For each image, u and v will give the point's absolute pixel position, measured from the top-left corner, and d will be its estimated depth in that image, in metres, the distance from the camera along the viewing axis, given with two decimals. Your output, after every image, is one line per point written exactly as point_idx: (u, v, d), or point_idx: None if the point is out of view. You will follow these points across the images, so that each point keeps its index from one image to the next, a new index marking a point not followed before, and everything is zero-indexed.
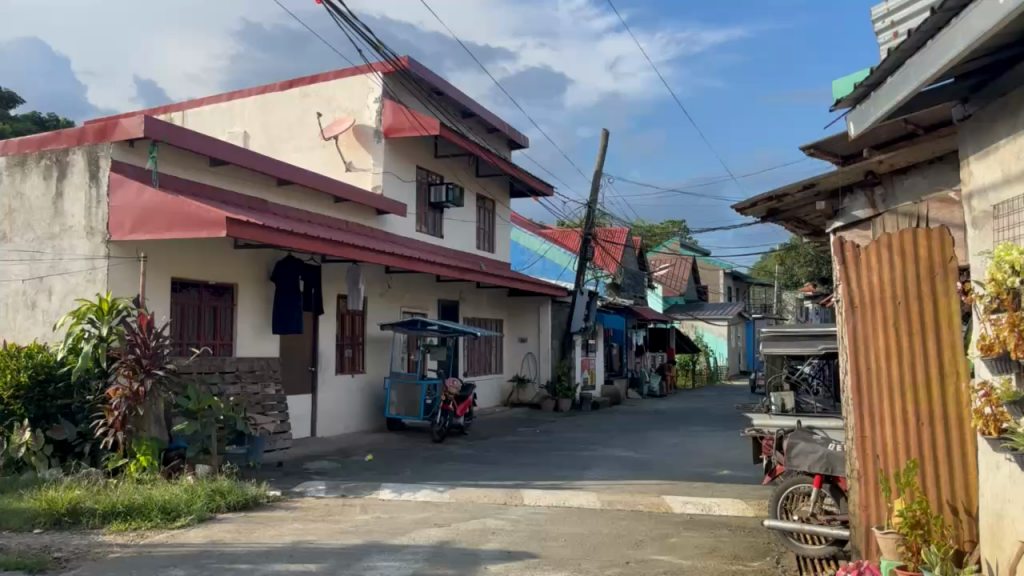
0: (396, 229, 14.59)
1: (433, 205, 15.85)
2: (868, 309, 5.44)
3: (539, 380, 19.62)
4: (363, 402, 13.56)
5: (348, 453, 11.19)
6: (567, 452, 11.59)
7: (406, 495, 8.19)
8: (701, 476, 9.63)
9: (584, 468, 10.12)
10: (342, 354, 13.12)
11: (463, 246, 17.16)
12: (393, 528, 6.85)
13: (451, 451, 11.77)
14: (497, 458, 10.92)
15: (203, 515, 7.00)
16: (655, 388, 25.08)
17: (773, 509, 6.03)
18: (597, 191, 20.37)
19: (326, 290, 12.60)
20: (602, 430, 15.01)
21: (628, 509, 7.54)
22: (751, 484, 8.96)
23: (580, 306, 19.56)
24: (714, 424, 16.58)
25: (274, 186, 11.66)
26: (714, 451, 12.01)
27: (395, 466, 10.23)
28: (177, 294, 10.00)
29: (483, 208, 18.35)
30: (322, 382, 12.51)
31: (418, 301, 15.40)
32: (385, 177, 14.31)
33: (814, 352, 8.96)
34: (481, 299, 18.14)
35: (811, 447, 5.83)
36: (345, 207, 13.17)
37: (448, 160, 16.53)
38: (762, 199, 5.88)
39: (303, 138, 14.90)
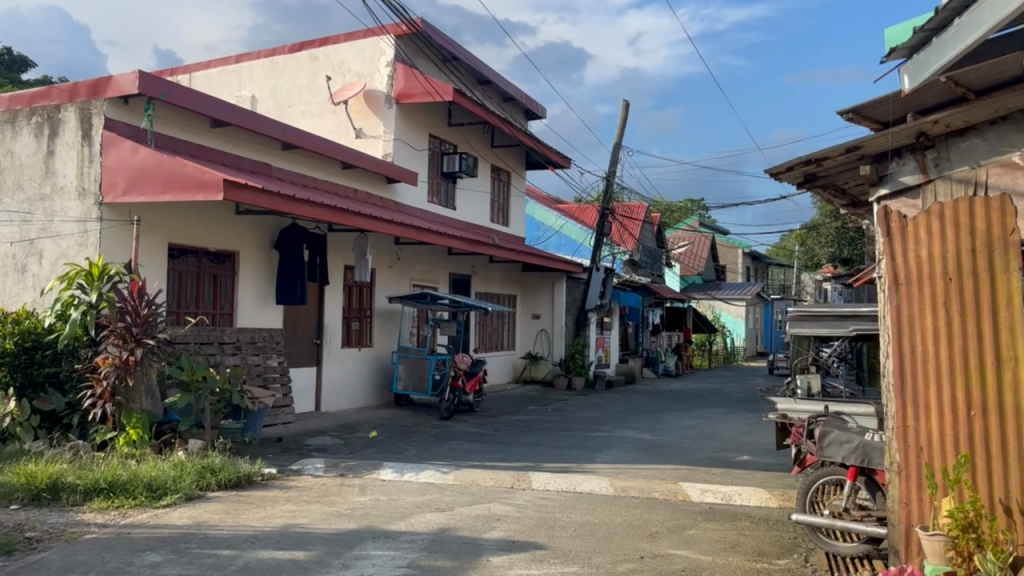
0: (407, 198, 14.10)
1: (445, 174, 15.34)
2: (915, 285, 4.90)
3: (552, 357, 18.95)
4: (370, 376, 13.15)
5: (351, 429, 10.78)
6: (579, 433, 11.12)
7: (408, 476, 7.74)
8: (719, 462, 9.15)
9: (596, 450, 9.65)
10: (348, 326, 12.70)
11: (476, 219, 16.64)
12: (391, 512, 6.42)
13: (459, 429, 11.35)
14: (506, 437, 10.49)
15: (191, 493, 6.64)
16: (671, 368, 24.60)
17: (802, 502, 5.53)
18: (615, 165, 19.77)
19: (333, 260, 12.17)
20: (615, 410, 14.55)
21: (643, 496, 7.08)
22: (773, 472, 8.47)
23: (596, 283, 19.03)
24: (733, 406, 16.07)
25: (279, 150, 11.22)
26: (732, 435, 11.51)
27: (399, 444, 9.81)
28: (175, 261, 9.62)
29: (498, 180, 17.81)
30: (327, 356, 12.10)
31: (428, 274, 14.95)
32: (396, 144, 13.80)
33: (846, 334, 8.41)
34: (494, 274, 17.67)
35: (846, 436, 5.32)
36: (353, 174, 12.71)
37: (463, 129, 15.98)
38: (799, 163, 5.32)
39: (312, 103, 14.41)
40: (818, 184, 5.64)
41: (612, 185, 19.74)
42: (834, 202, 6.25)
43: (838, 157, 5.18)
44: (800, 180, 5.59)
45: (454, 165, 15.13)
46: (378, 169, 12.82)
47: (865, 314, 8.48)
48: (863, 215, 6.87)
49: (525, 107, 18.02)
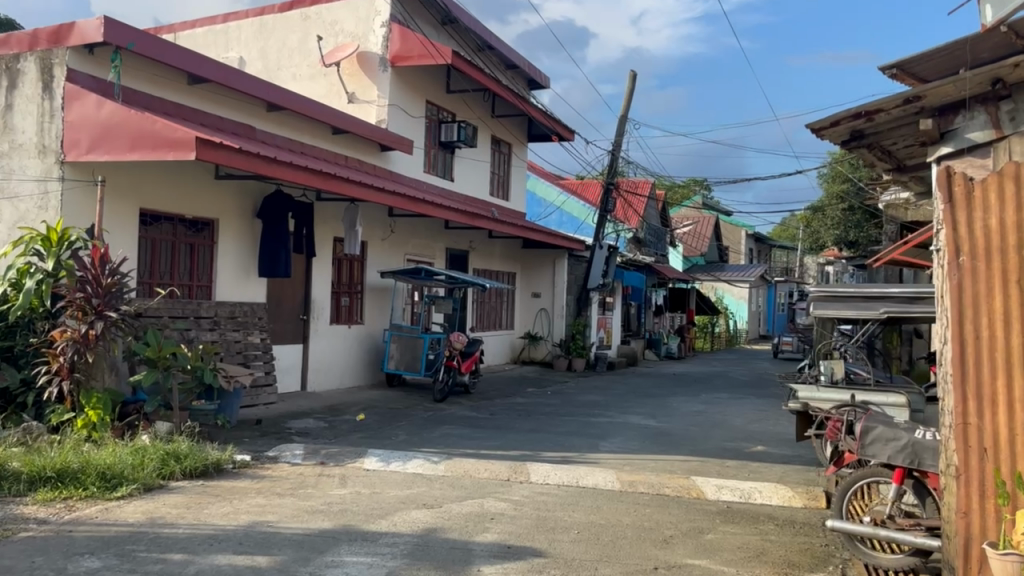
0: (402, 167, 13.36)
1: (443, 144, 14.60)
2: (983, 259, 4.16)
3: (553, 338, 18.25)
4: (360, 355, 12.47)
5: (338, 411, 10.09)
6: (580, 418, 10.44)
7: (393, 465, 7.05)
8: (732, 452, 8.47)
9: (599, 438, 8.97)
10: (338, 302, 12.00)
11: (475, 191, 15.88)
12: (373, 509, 5.73)
13: (453, 412, 10.67)
14: (501, 422, 9.81)
15: (150, 483, 5.97)
16: (673, 350, 23.94)
17: (839, 508, 4.85)
18: (621, 138, 18.99)
19: (322, 231, 11.45)
20: (617, 393, 13.87)
21: (653, 493, 6.41)
22: (793, 465, 7.79)
23: (599, 262, 18.30)
24: (740, 391, 15.37)
25: (263, 112, 10.50)
26: (742, 422, 10.84)
27: (388, 428, 9.13)
28: (147, 228, 8.89)
29: (498, 152, 17.05)
30: (315, 332, 11.40)
31: (424, 249, 14.23)
32: (390, 110, 13.05)
33: (874, 316, 7.69)
34: (493, 250, 16.95)
35: (892, 433, 4.63)
36: (345, 139, 11.98)
37: (462, 96, 15.22)
38: (846, 117, 4.57)
39: (303, 65, 13.64)
40: (866, 142, 4.92)
41: (617, 159, 18.98)
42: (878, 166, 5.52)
43: (893, 110, 4.43)
44: (845, 138, 4.86)
45: (453, 135, 14.36)
46: (371, 136, 12.10)
47: (894, 295, 7.75)
48: (905, 183, 6.13)
49: (528, 76, 17.24)
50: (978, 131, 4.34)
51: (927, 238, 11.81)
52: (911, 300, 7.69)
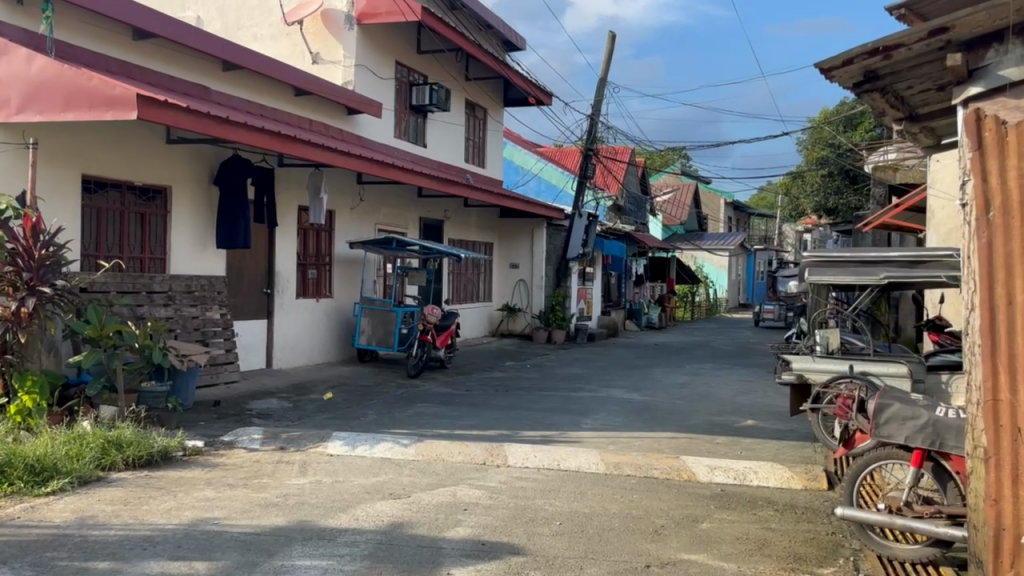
0: (371, 132, 12.70)
1: (414, 107, 13.93)
2: (1017, 214, 3.60)
3: (532, 309, 17.65)
4: (330, 329, 11.88)
5: (304, 390, 9.52)
6: (561, 393, 9.93)
7: (360, 450, 6.51)
8: (721, 428, 8.00)
9: (581, 414, 8.47)
10: (304, 275, 11.39)
11: (450, 158, 15.24)
12: (333, 501, 5.18)
13: (427, 389, 10.12)
14: (477, 399, 9.28)
15: (87, 476, 5.41)
16: (654, 320, 23.57)
17: (849, 494, 4.37)
18: (599, 102, 18.37)
19: (285, 199, 10.81)
20: (599, 366, 13.39)
21: (640, 475, 5.91)
22: (787, 442, 7.33)
23: (578, 230, 17.75)
24: (726, 361, 14.92)
25: (218, 71, 9.82)
26: (729, 395, 10.39)
27: (356, 408, 8.57)
28: (92, 195, 8.24)
29: (473, 116, 16.40)
30: (280, 307, 10.80)
31: (396, 218, 13.61)
32: (357, 71, 12.36)
33: (875, 281, 7.17)
34: (469, 219, 16.34)
35: (911, 411, 4.14)
36: (308, 101, 11.32)
37: (434, 57, 14.53)
38: (860, 54, 4.00)
39: (264, 24, 12.90)
40: (880, 86, 4.36)
41: (596, 124, 18.37)
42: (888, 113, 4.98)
43: (915, 44, 3.88)
44: (858, 79, 4.31)
45: (425, 98, 13.77)
46: (336, 98, 11.44)
47: (893, 259, 7.28)
48: (911, 136, 5.62)
49: (503, 37, 16.55)
50: (1012, 67, 3.79)
51: (919, 200, 11.36)
52: (910, 264, 7.24)
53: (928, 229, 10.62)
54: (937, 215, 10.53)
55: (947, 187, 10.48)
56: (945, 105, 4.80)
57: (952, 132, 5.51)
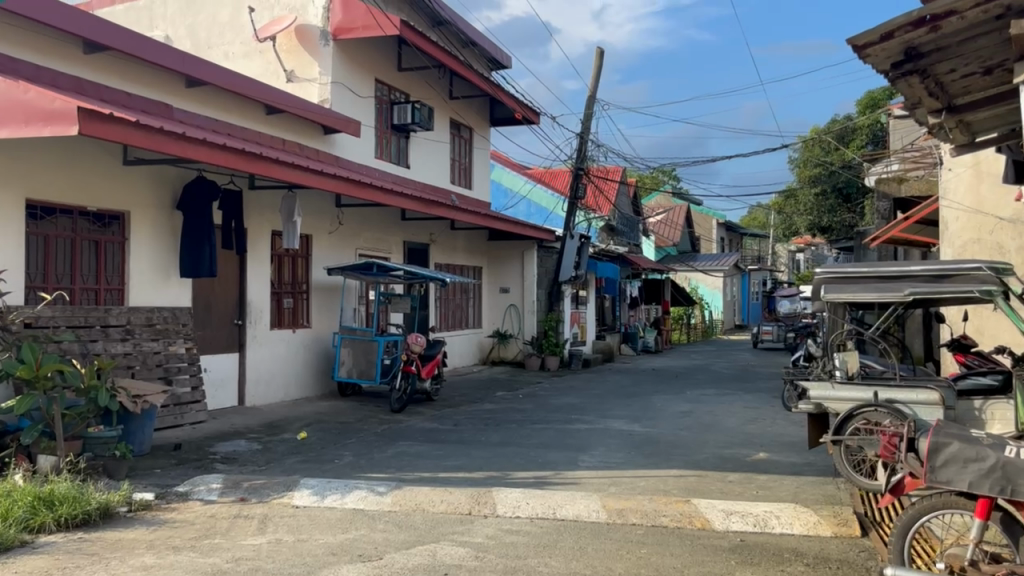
0: (349, 152, 12.07)
1: (396, 127, 13.33)
2: None
3: (524, 335, 16.91)
4: (309, 362, 11.18)
5: (276, 430, 8.81)
6: (555, 426, 9.21)
7: (330, 500, 5.79)
8: (732, 462, 7.29)
9: (578, 450, 7.76)
10: (279, 305, 10.70)
11: (435, 179, 14.62)
12: (293, 566, 4.44)
13: (412, 424, 9.39)
14: (464, 435, 8.56)
15: (9, 541, 4.66)
16: (650, 343, 22.91)
17: (898, 551, 3.67)
18: (589, 120, 17.82)
19: (257, 224, 10.16)
20: (595, 394, 12.66)
21: (648, 524, 5.21)
22: (807, 478, 6.64)
23: (570, 252, 17.11)
24: (727, 386, 14.21)
25: (181, 88, 9.22)
26: (735, 423, 9.69)
27: (331, 449, 7.85)
28: (38, 222, 7.56)
29: (459, 137, 15.78)
30: (252, 339, 10.10)
31: (378, 242, 12.93)
32: (334, 88, 11.75)
33: (899, 299, 6.44)
34: (456, 243, 15.67)
35: (973, 451, 3.45)
36: (280, 120, 10.72)
37: (416, 75, 13.95)
38: (904, 24, 3.53)
39: (236, 43, 12.31)
40: (920, 64, 3.88)
41: (586, 143, 17.79)
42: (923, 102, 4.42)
43: (969, 11, 3.41)
44: (897, 58, 3.80)
45: (407, 117, 13.07)
46: (310, 116, 10.84)
47: (916, 273, 6.61)
48: (946, 134, 5.01)
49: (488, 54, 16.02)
50: None
51: (929, 212, 10.73)
52: (935, 279, 6.55)
53: (941, 242, 9.99)
54: (949, 228, 9.91)
55: (959, 198, 9.86)
56: (991, 92, 4.26)
57: (989, 126, 4.91)
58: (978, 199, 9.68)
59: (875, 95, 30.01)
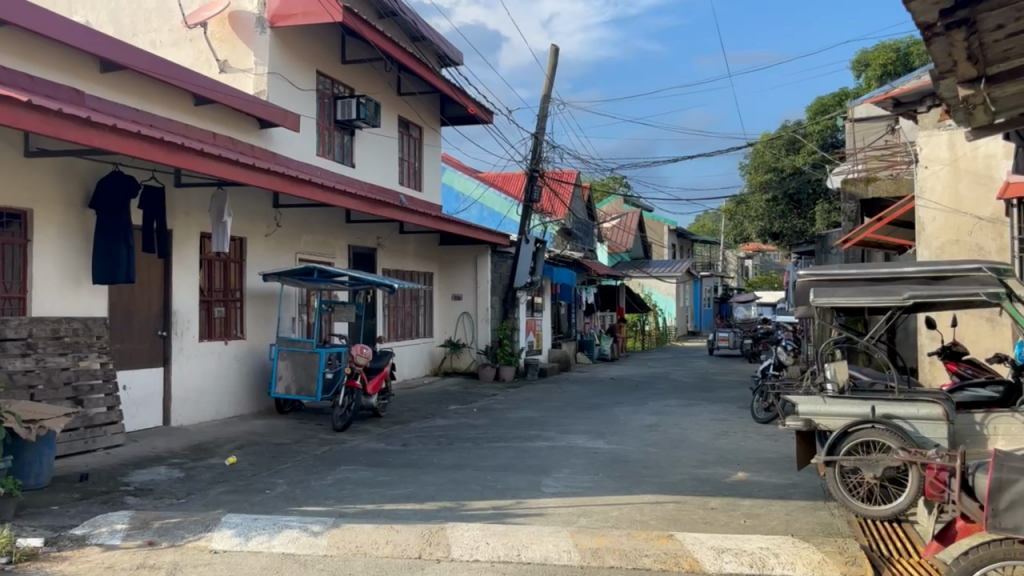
0: (288, 149, 11.20)
1: (340, 123, 12.49)
2: None
3: (477, 344, 16.13)
4: (243, 376, 10.24)
5: (202, 454, 7.87)
6: (513, 445, 8.45)
7: (255, 543, 4.93)
8: (711, 484, 6.60)
9: (540, 474, 6.99)
10: (209, 314, 9.77)
11: (383, 179, 13.78)
12: None
13: (356, 445, 8.52)
14: (414, 458, 7.72)
15: None
16: (606, 351, 22.30)
17: None
18: (544, 119, 17.15)
19: (183, 225, 9.24)
20: (553, 407, 11.91)
21: (628, 568, 4.46)
22: (796, 503, 5.97)
23: (526, 257, 16.34)
24: (689, 397, 13.57)
25: (95, 73, 8.29)
26: (706, 438, 9.02)
27: (262, 477, 6.96)
28: None
29: (407, 135, 14.94)
30: (179, 352, 9.16)
31: (320, 247, 12.03)
32: (271, 79, 10.85)
33: (897, 304, 5.78)
34: (406, 247, 14.83)
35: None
36: (211, 112, 9.83)
37: (361, 68, 13.11)
38: None
39: (164, 30, 11.34)
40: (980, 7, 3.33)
41: (540, 144, 17.12)
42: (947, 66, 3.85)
43: None
44: (946, 4, 3.28)
45: (351, 112, 12.30)
46: (245, 108, 9.98)
47: (910, 276, 6.04)
48: (972, 119, 4.48)
49: (438, 49, 15.25)
50: None
51: (903, 213, 10.31)
52: (930, 282, 5.99)
53: (918, 244, 9.41)
54: (926, 229, 9.33)
55: (936, 197, 9.34)
56: None
57: (1017, 103, 4.33)
58: (956, 198, 9.21)
59: (825, 100, 29.97)
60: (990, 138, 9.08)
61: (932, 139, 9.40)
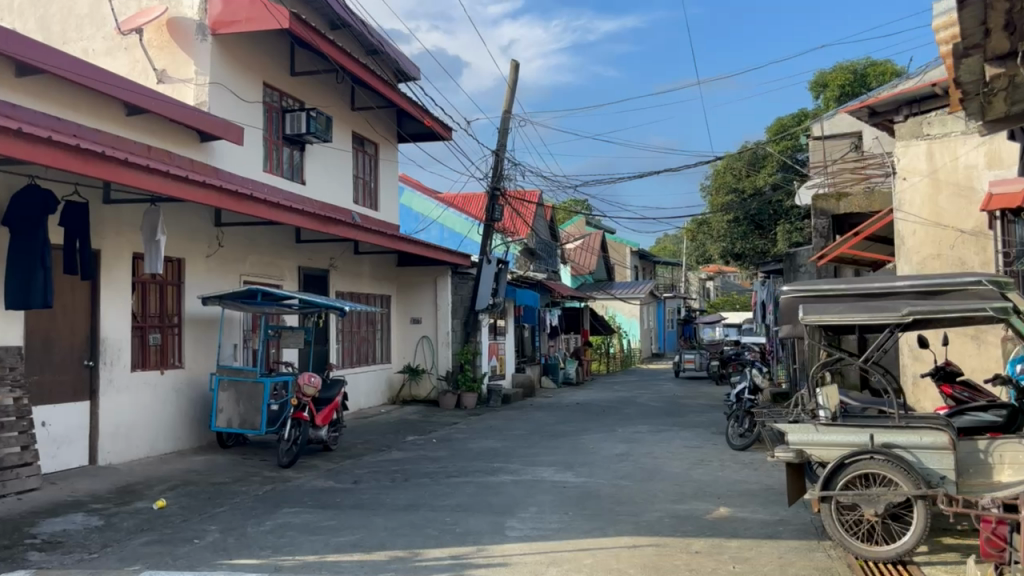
0: (231, 164, 10.49)
1: (289, 138, 11.81)
2: None
3: (437, 370, 15.43)
4: (181, 408, 9.44)
5: (129, 497, 7.07)
6: (475, 480, 7.77)
7: None
8: (692, 523, 5.99)
9: (504, 514, 6.33)
10: (143, 341, 8.98)
11: (335, 197, 13.10)
12: None
13: (302, 484, 7.77)
14: (364, 498, 7.00)
15: None
16: (571, 375, 21.70)
17: None
18: (504, 137, 16.63)
19: (112, 244, 8.47)
20: (517, 435, 11.25)
21: None
22: (788, 543, 5.38)
23: (488, 279, 15.70)
24: (659, 422, 12.99)
25: (9, 77, 7.53)
26: (681, 468, 8.43)
27: (193, 524, 6.20)
28: None
29: (362, 152, 14.30)
30: (108, 384, 8.35)
31: (267, 269, 11.30)
32: (213, 89, 10.16)
33: (896, 320, 5.21)
34: (361, 269, 14.14)
35: None
36: (143, 122, 9.10)
37: (311, 80, 12.46)
38: None
39: (97, 38, 10.60)
40: None
41: (501, 161, 16.57)
42: (960, 34, 3.91)
43: None
44: None
45: (301, 126, 11.63)
46: (183, 120, 9.25)
47: (903, 291, 5.53)
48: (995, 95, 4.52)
49: (394, 63, 14.67)
50: None
51: (880, 227, 9.92)
52: (925, 296, 5.51)
53: (898, 258, 9.07)
54: (906, 243, 9.00)
55: (915, 210, 8.98)
56: None
57: None
58: (937, 211, 8.84)
59: (784, 121, 29.95)
60: (969, 148, 8.70)
61: (910, 151, 9.02)
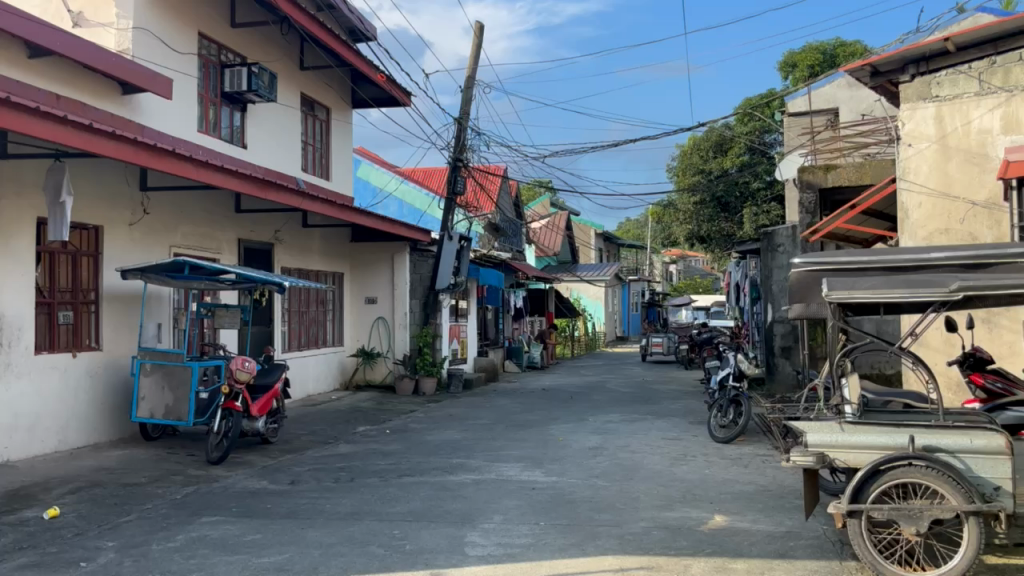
0: (159, 121, 9.29)
1: (228, 96, 10.64)
2: None
3: (393, 353, 14.38)
4: (97, 397, 8.30)
5: (17, 503, 5.95)
6: (430, 480, 6.77)
7: None
8: (686, 536, 5.07)
9: (464, 524, 5.34)
10: (51, 320, 7.82)
11: (282, 163, 11.94)
12: None
13: (231, 485, 6.71)
14: (300, 504, 5.97)
15: None
16: (536, 358, 20.61)
17: None
18: (467, 104, 15.55)
19: (9, 207, 7.28)
20: (478, 426, 10.25)
21: None
22: (806, 564, 4.47)
23: (449, 256, 14.65)
24: (630, 411, 12.07)
25: None
26: (662, 465, 7.51)
27: (86, 539, 5.12)
28: None
29: (313, 117, 13.14)
30: (5, 369, 7.20)
31: (202, 240, 10.14)
32: (138, 35, 8.95)
33: (941, 297, 4.32)
34: (311, 243, 13.02)
35: None
36: (52, 67, 7.88)
37: (255, 33, 11.28)
38: None
39: None
40: None
41: (464, 131, 15.50)
42: None
43: None
44: None
45: (241, 83, 10.48)
46: (100, 66, 8.04)
47: (940, 263, 4.66)
48: None
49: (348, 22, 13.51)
50: None
51: (879, 201, 9.10)
52: (966, 269, 4.64)
53: (902, 232, 8.39)
54: (911, 217, 8.30)
55: (921, 179, 8.25)
56: None
57: None
58: (947, 180, 8.10)
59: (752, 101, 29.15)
60: (983, 111, 7.94)
61: (916, 114, 8.25)
